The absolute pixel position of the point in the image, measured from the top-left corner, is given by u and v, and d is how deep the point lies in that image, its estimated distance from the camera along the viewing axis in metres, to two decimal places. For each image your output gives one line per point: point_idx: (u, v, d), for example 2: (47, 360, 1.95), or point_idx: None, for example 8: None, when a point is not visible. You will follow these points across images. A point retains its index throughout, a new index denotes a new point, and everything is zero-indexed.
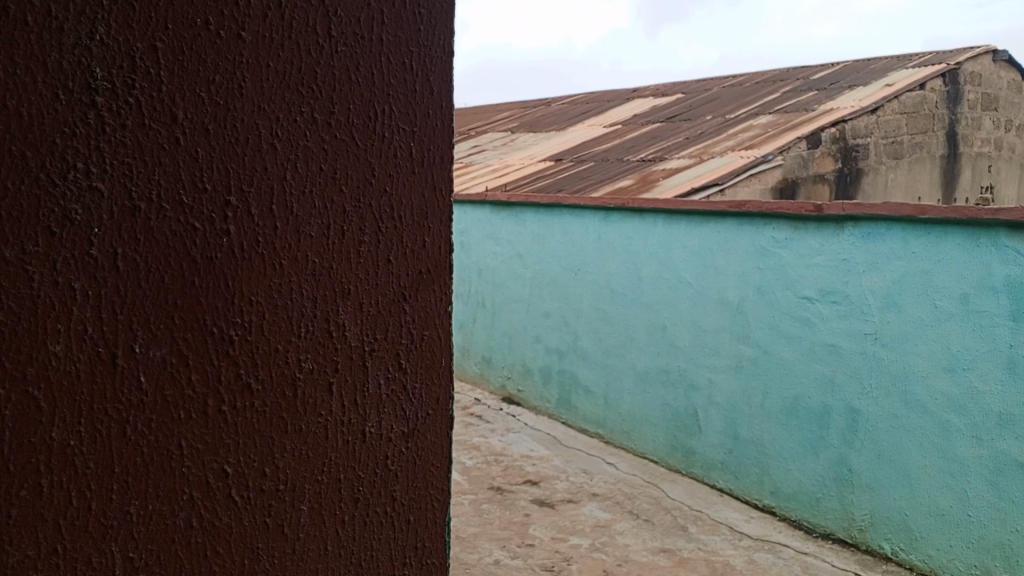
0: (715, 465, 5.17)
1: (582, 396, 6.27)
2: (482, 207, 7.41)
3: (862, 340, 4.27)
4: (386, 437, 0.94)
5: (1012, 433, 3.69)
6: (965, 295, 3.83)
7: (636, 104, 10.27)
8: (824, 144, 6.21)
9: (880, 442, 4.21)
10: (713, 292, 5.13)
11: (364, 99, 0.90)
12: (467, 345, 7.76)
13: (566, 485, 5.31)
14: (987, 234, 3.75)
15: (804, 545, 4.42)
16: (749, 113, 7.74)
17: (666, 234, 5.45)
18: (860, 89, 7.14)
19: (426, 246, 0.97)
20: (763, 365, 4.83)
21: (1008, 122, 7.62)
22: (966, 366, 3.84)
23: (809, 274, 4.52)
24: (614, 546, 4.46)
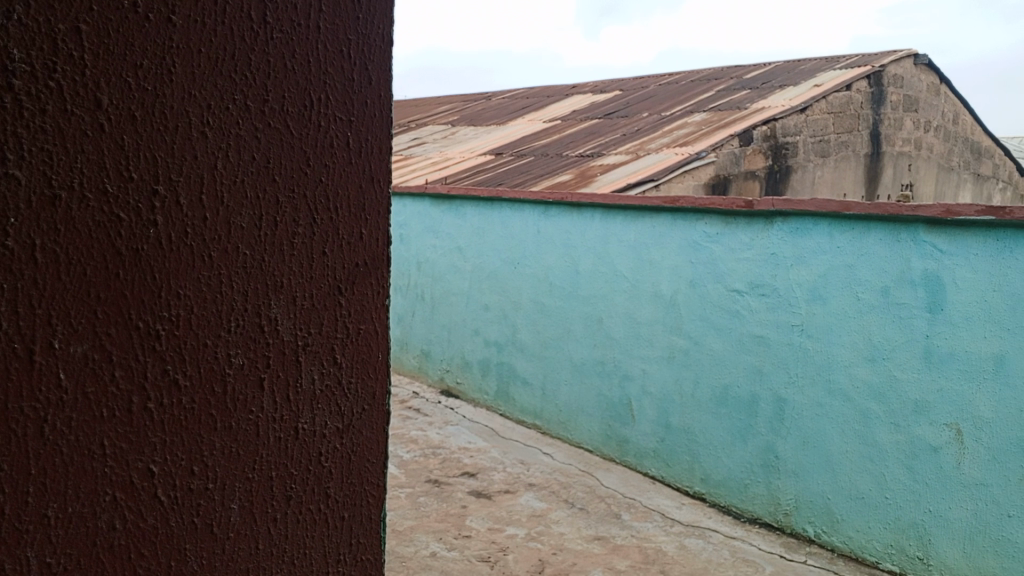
0: (648, 453, 5.27)
1: (519, 387, 6.30)
2: (421, 200, 7.37)
3: (790, 331, 4.40)
4: (319, 433, 0.93)
5: (927, 420, 3.86)
6: (885, 288, 3.99)
7: (576, 100, 10.35)
8: (754, 142, 6.38)
9: (805, 429, 4.35)
10: (647, 284, 5.21)
11: (299, 87, 0.88)
12: (405, 338, 7.70)
13: (503, 476, 5.33)
14: (907, 230, 3.91)
15: (733, 530, 4.54)
16: (685, 110, 7.89)
17: (603, 228, 5.51)
18: (790, 89, 7.33)
19: (363, 238, 0.95)
20: (694, 356, 4.93)
21: (928, 123, 7.94)
22: (886, 355, 3.99)
23: (739, 267, 4.63)
24: (550, 535, 4.49)
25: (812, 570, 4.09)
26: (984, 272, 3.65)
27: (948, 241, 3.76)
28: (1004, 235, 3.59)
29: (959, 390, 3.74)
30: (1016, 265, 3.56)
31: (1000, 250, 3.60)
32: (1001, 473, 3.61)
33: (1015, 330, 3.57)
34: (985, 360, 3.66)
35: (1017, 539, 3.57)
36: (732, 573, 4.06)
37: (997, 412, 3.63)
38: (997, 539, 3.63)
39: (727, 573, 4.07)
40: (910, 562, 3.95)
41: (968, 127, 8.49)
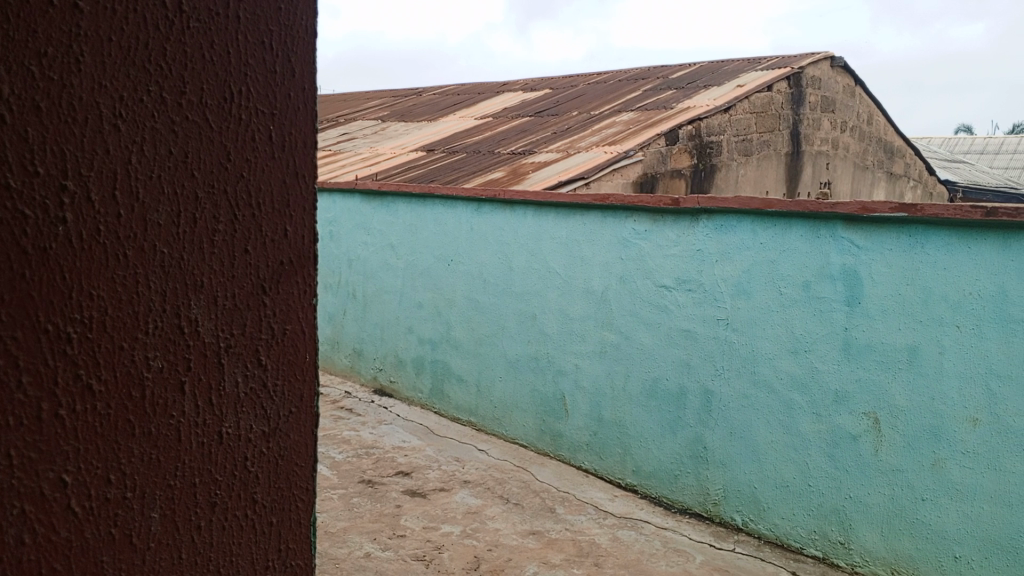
0: (581, 447, 5.31)
1: (453, 385, 6.28)
2: (352, 196, 7.27)
3: (716, 325, 4.51)
4: (245, 438, 0.90)
5: (847, 409, 4.00)
6: (807, 282, 4.12)
7: (506, 97, 10.38)
8: (681, 141, 6.51)
9: (732, 420, 4.46)
10: (579, 281, 5.26)
11: (218, 79, 0.84)
12: (336, 337, 7.59)
13: (438, 474, 5.30)
14: (825, 226, 4.05)
15: (664, 521, 4.62)
16: (614, 109, 7.99)
17: (535, 225, 5.54)
18: (715, 89, 7.50)
19: (287, 235, 0.93)
20: (625, 351, 5.00)
21: (844, 123, 8.24)
22: (808, 347, 4.13)
23: (667, 263, 4.72)
24: (485, 532, 4.49)
25: (741, 558, 4.19)
26: (897, 267, 3.81)
27: (865, 237, 3.91)
28: (915, 232, 3.75)
29: (875, 380, 3.90)
30: (927, 260, 3.72)
31: (912, 246, 3.76)
32: (915, 459, 3.77)
33: (927, 322, 3.73)
34: (900, 351, 3.81)
35: (930, 521, 3.73)
36: (664, 563, 4.14)
37: (910, 400, 3.78)
38: (912, 521, 3.79)
39: (659, 563, 4.14)
40: (832, 547, 4.08)
41: (881, 128, 8.85)
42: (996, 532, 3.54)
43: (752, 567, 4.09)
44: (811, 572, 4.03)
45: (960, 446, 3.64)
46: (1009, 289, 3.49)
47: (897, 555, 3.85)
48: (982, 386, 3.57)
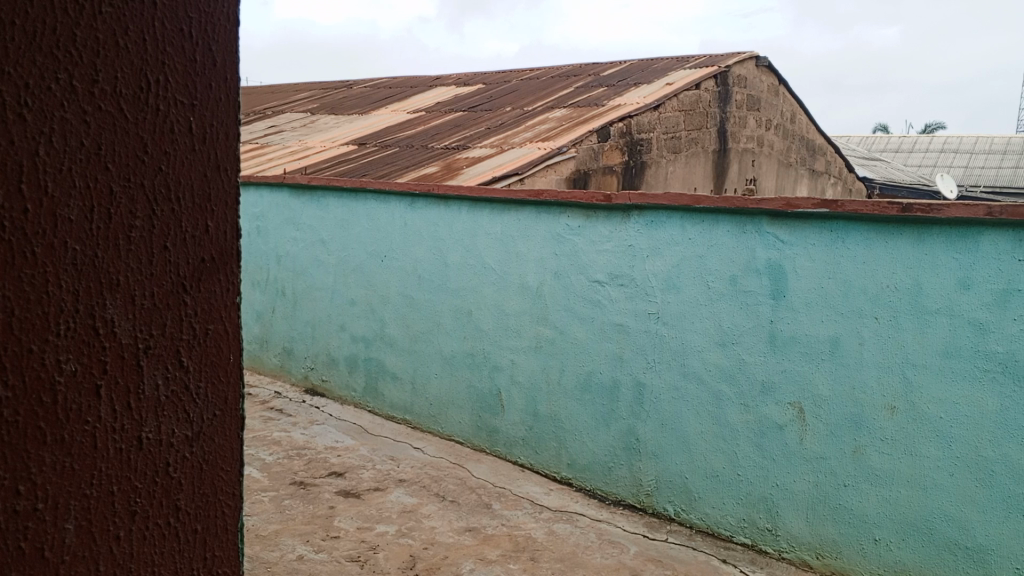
0: (517, 442, 5.33)
1: (388, 383, 6.21)
2: (282, 191, 7.11)
3: (647, 319, 4.57)
4: (166, 442, 0.86)
5: (773, 399, 4.11)
6: (733, 276, 4.22)
7: (439, 92, 10.32)
8: (612, 138, 6.59)
9: (664, 412, 4.54)
10: (514, 276, 5.26)
11: (132, 67, 0.82)
12: (265, 336, 7.42)
13: (372, 474, 5.24)
14: (751, 222, 4.15)
15: (598, 513, 4.67)
16: (546, 105, 8.04)
17: (469, 220, 5.52)
18: (645, 87, 7.62)
19: (209, 231, 0.89)
20: (559, 345, 5.03)
21: (769, 122, 8.48)
22: (736, 340, 4.23)
23: (600, 258, 4.77)
24: (421, 530, 4.46)
25: (673, 547, 4.27)
26: (820, 261, 3.93)
27: (789, 232, 4.02)
28: (836, 227, 3.88)
29: (800, 370, 4.02)
30: (847, 254, 3.85)
31: (833, 241, 3.89)
32: (837, 446, 3.91)
33: (847, 315, 3.86)
34: (823, 342, 3.94)
35: (852, 506, 3.87)
36: (599, 555, 4.18)
37: (833, 390, 3.91)
38: (835, 506, 3.93)
39: (594, 555, 4.18)
40: (760, 533, 4.20)
41: (803, 127, 9.13)
42: (912, 515, 3.69)
43: (685, 556, 4.17)
44: (740, 560, 4.14)
45: (879, 432, 3.78)
46: (923, 282, 3.64)
47: (821, 540, 3.97)
48: (899, 374, 3.71)
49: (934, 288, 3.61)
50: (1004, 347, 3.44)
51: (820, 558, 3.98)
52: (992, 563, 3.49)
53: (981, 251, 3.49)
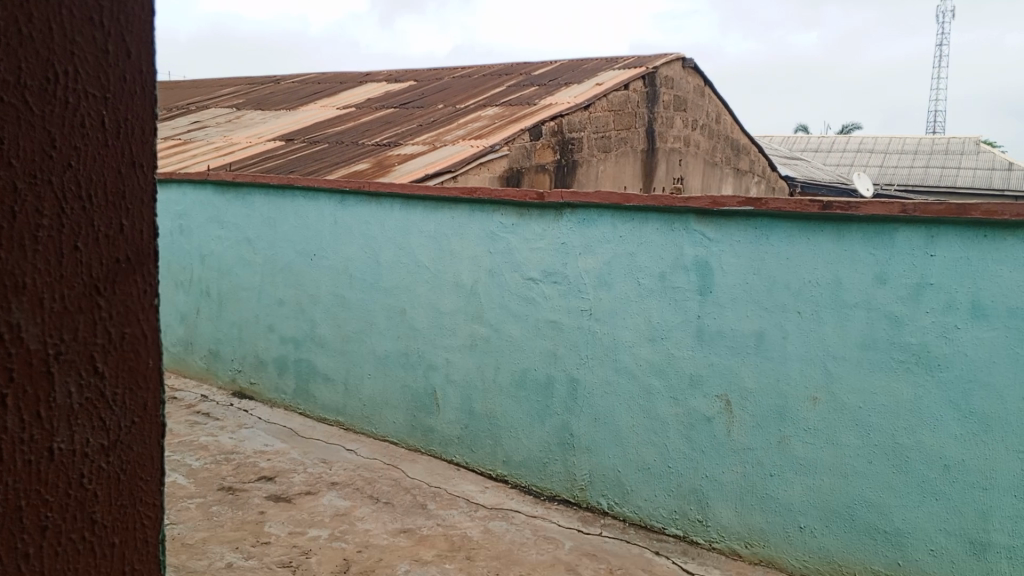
0: (452, 441, 5.30)
1: (319, 384, 6.11)
2: (206, 188, 6.91)
3: (580, 316, 4.61)
4: (80, 453, 0.87)
5: (701, 392, 4.20)
6: (662, 273, 4.29)
7: (368, 89, 10.19)
8: (544, 137, 6.62)
9: (597, 407, 4.58)
10: (448, 274, 5.23)
11: (38, 57, 0.83)
12: (190, 339, 7.20)
13: (303, 478, 5.14)
14: (679, 220, 4.22)
15: (533, 509, 4.69)
16: (478, 103, 8.03)
17: (402, 218, 5.47)
18: (575, 86, 7.68)
19: (123, 230, 0.91)
20: (494, 343, 5.02)
21: (695, 122, 8.66)
22: (665, 335, 4.30)
23: (533, 256, 4.78)
24: (355, 533, 4.39)
25: (607, 541, 4.32)
26: (745, 258, 4.03)
27: (714, 230, 4.11)
28: (760, 224, 3.99)
29: (726, 364, 4.11)
30: (771, 251, 3.96)
31: (758, 238, 3.99)
32: (763, 437, 4.01)
33: (771, 309, 3.97)
34: (748, 336, 4.04)
35: (777, 495, 3.99)
36: (535, 551, 4.20)
37: (758, 382, 4.02)
38: (762, 496, 4.04)
39: (530, 552, 4.20)
40: (690, 524, 4.28)
41: (728, 127, 9.36)
42: (834, 502, 3.83)
43: (619, 549, 4.22)
44: (671, 551, 4.22)
45: (803, 423, 3.90)
46: (843, 277, 3.77)
47: (749, 528, 4.08)
48: (821, 366, 3.84)
49: (853, 282, 3.74)
50: (917, 339, 3.59)
51: (748, 546, 4.09)
52: (909, 545, 3.64)
53: (896, 247, 3.63)
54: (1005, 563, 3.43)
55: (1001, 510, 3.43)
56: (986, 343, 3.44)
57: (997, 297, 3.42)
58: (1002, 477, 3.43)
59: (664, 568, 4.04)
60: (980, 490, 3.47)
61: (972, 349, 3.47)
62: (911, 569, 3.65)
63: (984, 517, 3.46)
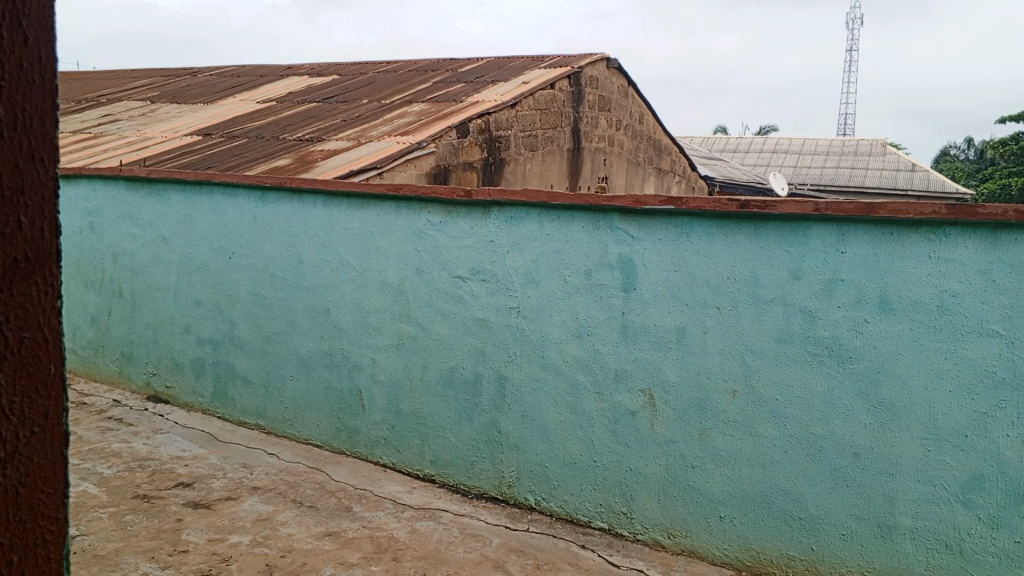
0: (377, 442, 5.24)
1: (238, 386, 5.95)
2: (118, 184, 6.64)
3: (508, 313, 4.62)
4: None
5: (625, 387, 4.27)
6: (588, 270, 4.35)
7: (290, 82, 9.98)
8: (471, 134, 6.61)
9: (524, 404, 4.60)
10: (373, 272, 5.17)
11: None
12: (100, 341, 6.91)
13: (223, 483, 4.99)
14: (604, 218, 4.28)
15: (461, 508, 4.69)
16: (404, 99, 7.96)
17: (325, 215, 5.37)
18: (502, 84, 7.69)
19: (22, 229, 1.05)
20: (421, 342, 4.99)
21: (619, 122, 8.80)
22: (591, 331, 4.36)
23: (460, 254, 4.77)
24: (277, 538, 4.30)
25: (534, 537, 4.35)
26: (667, 255, 4.12)
27: (638, 228, 4.19)
28: (681, 223, 4.07)
29: (650, 359, 4.19)
30: (691, 248, 4.05)
31: (679, 236, 4.08)
32: (685, 429, 4.11)
33: (692, 305, 4.07)
34: (669, 332, 4.13)
35: (699, 486, 4.08)
36: (462, 550, 4.19)
37: (680, 376, 4.11)
38: (684, 487, 4.13)
39: (457, 550, 4.19)
40: (615, 517, 4.35)
41: (650, 128, 9.55)
42: (752, 491, 3.95)
43: (546, 544, 4.26)
44: (597, 544, 4.28)
45: (722, 415, 4.01)
46: (759, 273, 3.89)
47: (672, 520, 4.18)
48: (739, 360, 3.95)
49: (769, 278, 3.87)
50: (830, 333, 3.74)
51: (671, 537, 4.18)
52: (822, 531, 3.79)
53: (809, 244, 3.77)
54: (910, 545, 3.60)
55: (906, 494, 3.60)
56: (892, 336, 3.60)
57: (902, 292, 3.58)
58: (908, 463, 3.59)
59: (590, 562, 4.09)
60: (887, 476, 3.64)
61: (879, 341, 3.63)
62: (825, 553, 3.79)
63: (890, 501, 3.64)
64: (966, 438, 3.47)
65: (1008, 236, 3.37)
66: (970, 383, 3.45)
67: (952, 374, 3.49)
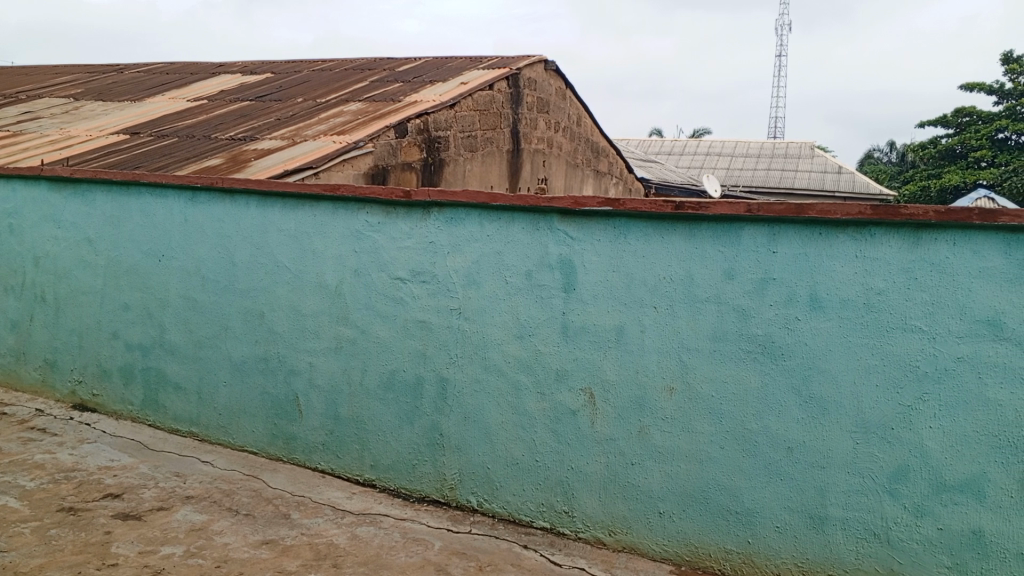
0: (316, 448, 5.16)
1: (170, 393, 5.78)
2: (39, 184, 6.38)
3: (449, 315, 4.60)
4: None
5: (566, 386, 4.29)
6: (528, 271, 4.36)
7: (222, 80, 9.75)
8: (410, 134, 6.56)
9: (465, 406, 4.59)
10: (310, 275, 5.08)
11: None
12: (22, 348, 6.62)
13: (154, 493, 4.84)
14: (544, 219, 4.30)
15: (402, 512, 4.64)
16: (340, 98, 7.86)
17: (260, 216, 5.26)
18: (440, 85, 7.65)
19: None
20: (360, 345, 4.92)
21: (558, 124, 8.86)
22: (532, 332, 4.37)
23: (400, 256, 4.73)
24: (212, 548, 4.18)
25: (476, 539, 4.34)
26: (605, 255, 4.16)
27: (577, 228, 4.22)
28: (618, 224, 4.12)
29: (590, 358, 4.22)
30: (629, 249, 4.10)
31: (618, 236, 4.13)
32: (624, 427, 4.15)
33: (631, 304, 4.11)
34: (609, 331, 4.17)
35: (639, 483, 4.14)
36: (403, 554, 4.16)
37: (619, 375, 4.16)
38: (624, 485, 4.18)
39: (398, 555, 4.15)
40: (557, 516, 4.37)
41: (588, 130, 9.66)
42: (690, 487, 4.02)
43: (488, 546, 4.25)
44: (539, 544, 4.29)
45: (660, 412, 4.07)
46: (695, 273, 3.96)
47: (612, 517, 4.22)
48: (676, 358, 4.02)
49: (704, 278, 3.94)
50: (763, 330, 3.83)
51: (612, 534, 4.23)
52: (758, 524, 3.88)
53: (742, 244, 3.85)
54: (840, 535, 3.71)
55: (836, 486, 3.71)
56: (822, 333, 3.71)
57: (832, 290, 3.69)
58: (838, 455, 3.71)
59: (532, 562, 4.10)
60: (819, 469, 3.75)
61: (810, 338, 3.74)
62: (760, 546, 3.89)
63: (822, 494, 3.74)
64: (892, 430, 3.60)
65: (929, 236, 3.50)
66: (895, 377, 3.58)
67: (879, 369, 3.61)
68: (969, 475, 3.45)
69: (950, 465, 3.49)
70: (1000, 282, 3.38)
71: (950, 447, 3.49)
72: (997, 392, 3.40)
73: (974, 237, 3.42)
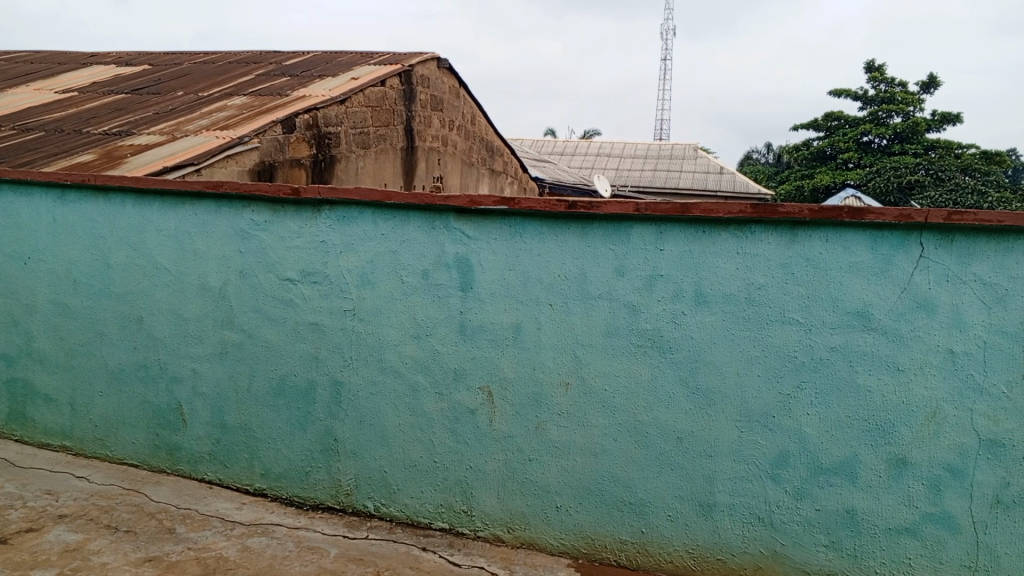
0: (202, 458, 4.95)
1: (39, 406, 5.41)
2: None
3: (342, 316, 4.51)
4: None
5: (463, 385, 4.28)
6: (424, 270, 4.32)
7: (95, 71, 9.22)
8: (298, 130, 6.38)
9: (361, 409, 4.51)
10: (192, 276, 4.86)
11: None
12: None
13: (23, 513, 4.51)
14: (439, 218, 4.27)
15: (296, 521, 4.52)
16: (224, 92, 7.56)
17: (136, 216, 4.99)
18: (330, 79, 7.49)
19: None
20: (248, 349, 4.75)
21: (451, 122, 8.85)
22: (428, 332, 4.33)
23: (289, 256, 4.59)
24: (89, 569, 3.93)
25: (373, 544, 4.27)
26: (500, 254, 4.17)
27: (472, 227, 4.22)
28: (513, 223, 4.14)
29: (487, 357, 4.23)
30: (524, 248, 4.13)
31: (513, 235, 4.15)
32: (522, 424, 4.18)
33: (525, 303, 4.15)
34: (505, 329, 4.19)
35: (536, 478, 4.18)
36: (297, 564, 4.04)
37: (516, 372, 4.18)
38: (522, 481, 4.21)
39: (293, 565, 4.03)
40: (455, 516, 4.36)
41: (482, 129, 9.72)
42: (586, 480, 4.09)
43: (386, 551, 4.19)
44: (438, 545, 4.27)
45: (556, 408, 4.12)
46: (588, 272, 4.03)
47: (511, 513, 4.25)
48: (571, 354, 4.08)
49: (596, 275, 4.02)
50: (652, 325, 3.94)
51: (510, 531, 4.25)
52: (651, 514, 3.99)
53: (631, 242, 3.95)
54: (728, 520, 3.87)
55: (723, 474, 3.87)
56: (707, 326, 3.85)
57: (716, 286, 3.83)
58: (724, 444, 3.86)
59: (432, 564, 4.07)
60: (707, 457, 3.89)
61: (696, 331, 3.87)
62: (653, 535, 3.99)
63: (711, 482, 3.89)
64: (773, 418, 3.78)
65: (804, 234, 3.69)
66: (775, 368, 3.76)
67: (760, 359, 3.79)
68: (843, 457, 3.67)
69: (826, 449, 3.70)
70: (867, 275, 3.61)
71: (826, 432, 3.70)
72: (866, 379, 3.63)
73: (844, 234, 3.64)
